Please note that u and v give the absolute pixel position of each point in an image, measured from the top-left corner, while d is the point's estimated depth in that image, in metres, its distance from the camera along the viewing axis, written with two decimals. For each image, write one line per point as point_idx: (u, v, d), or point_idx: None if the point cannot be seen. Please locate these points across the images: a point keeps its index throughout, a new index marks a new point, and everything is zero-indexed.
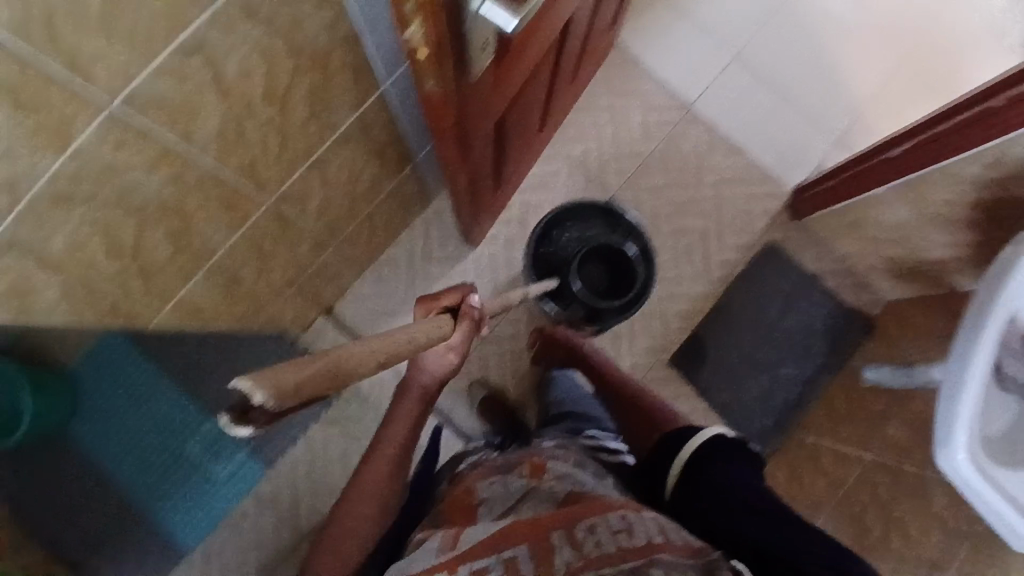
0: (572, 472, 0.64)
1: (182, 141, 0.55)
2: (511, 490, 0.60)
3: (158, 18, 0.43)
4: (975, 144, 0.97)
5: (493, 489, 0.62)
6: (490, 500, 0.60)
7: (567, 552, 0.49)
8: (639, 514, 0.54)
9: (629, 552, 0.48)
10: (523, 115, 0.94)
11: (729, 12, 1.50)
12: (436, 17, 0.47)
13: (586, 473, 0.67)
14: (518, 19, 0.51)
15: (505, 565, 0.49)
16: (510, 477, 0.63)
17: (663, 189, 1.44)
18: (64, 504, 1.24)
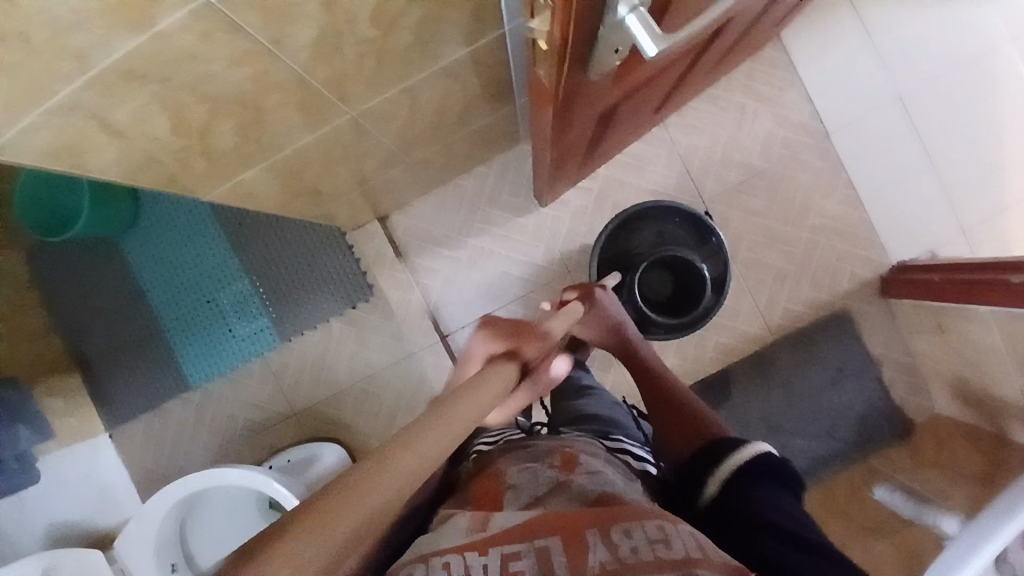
0: (603, 470, 0.63)
1: (274, 41, 0.51)
2: (541, 480, 0.58)
3: None
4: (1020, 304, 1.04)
5: (522, 474, 0.60)
6: (520, 487, 0.58)
7: (603, 553, 0.45)
8: (677, 526, 0.51)
9: (666, 562, 0.45)
10: (637, 103, 0.84)
11: (913, 45, 1.31)
12: (574, 21, 0.37)
13: (616, 475, 0.64)
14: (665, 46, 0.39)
15: (538, 556, 0.45)
16: (541, 467, 0.61)
17: (758, 215, 1.32)
18: (102, 307, 1.35)
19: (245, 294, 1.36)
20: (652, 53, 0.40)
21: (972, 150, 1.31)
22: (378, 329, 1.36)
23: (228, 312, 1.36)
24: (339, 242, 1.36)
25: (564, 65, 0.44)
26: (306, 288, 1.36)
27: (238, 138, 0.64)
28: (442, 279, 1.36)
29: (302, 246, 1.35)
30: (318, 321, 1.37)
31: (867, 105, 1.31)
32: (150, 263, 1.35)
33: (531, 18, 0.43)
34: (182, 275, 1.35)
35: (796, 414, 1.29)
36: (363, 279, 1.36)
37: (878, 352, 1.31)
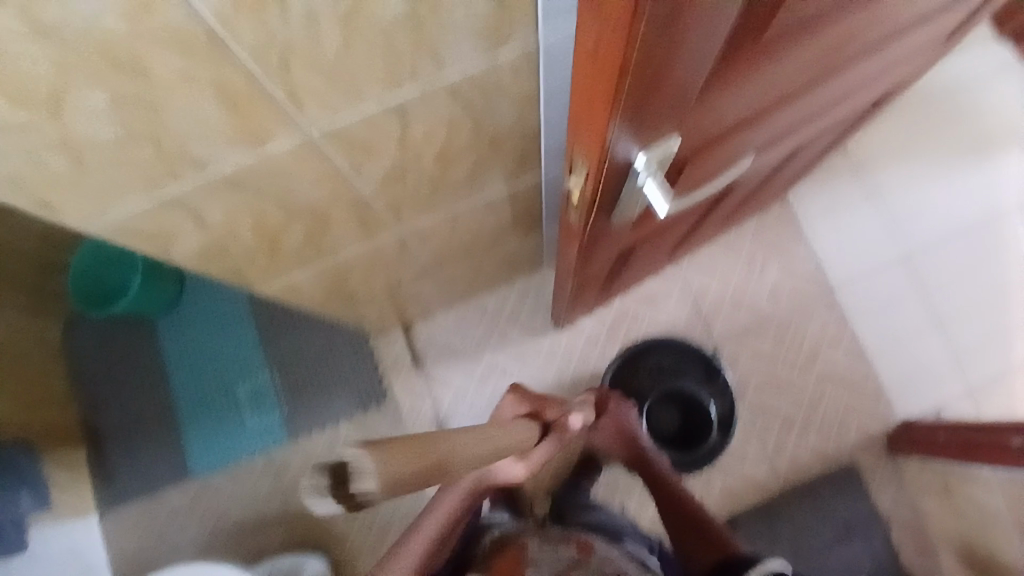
0: (615, 560, 0.63)
1: (353, 166, 0.60)
2: (559, 559, 0.59)
3: (379, 75, 0.48)
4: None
5: (542, 553, 0.60)
6: (539, 561, 0.59)
7: None
8: None
9: None
10: (654, 244, 0.93)
11: (913, 213, 1.42)
12: (604, 178, 0.45)
13: (630, 565, 0.64)
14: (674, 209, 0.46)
15: None
16: (560, 548, 0.62)
17: (765, 359, 1.37)
18: (124, 384, 1.40)
19: (263, 386, 1.40)
20: (664, 212, 0.47)
21: (972, 315, 1.37)
22: (386, 435, 1.38)
23: (243, 402, 1.39)
24: (361, 345, 1.41)
25: (593, 210, 0.52)
26: (322, 386, 1.39)
27: (302, 240, 0.73)
28: (455, 390, 1.39)
29: (325, 345, 1.41)
30: (329, 422, 1.38)
31: (871, 264, 1.40)
32: (179, 346, 1.41)
33: (568, 173, 0.51)
34: (206, 361, 1.40)
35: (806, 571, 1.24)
36: (379, 384, 1.40)
37: (889, 509, 1.28)
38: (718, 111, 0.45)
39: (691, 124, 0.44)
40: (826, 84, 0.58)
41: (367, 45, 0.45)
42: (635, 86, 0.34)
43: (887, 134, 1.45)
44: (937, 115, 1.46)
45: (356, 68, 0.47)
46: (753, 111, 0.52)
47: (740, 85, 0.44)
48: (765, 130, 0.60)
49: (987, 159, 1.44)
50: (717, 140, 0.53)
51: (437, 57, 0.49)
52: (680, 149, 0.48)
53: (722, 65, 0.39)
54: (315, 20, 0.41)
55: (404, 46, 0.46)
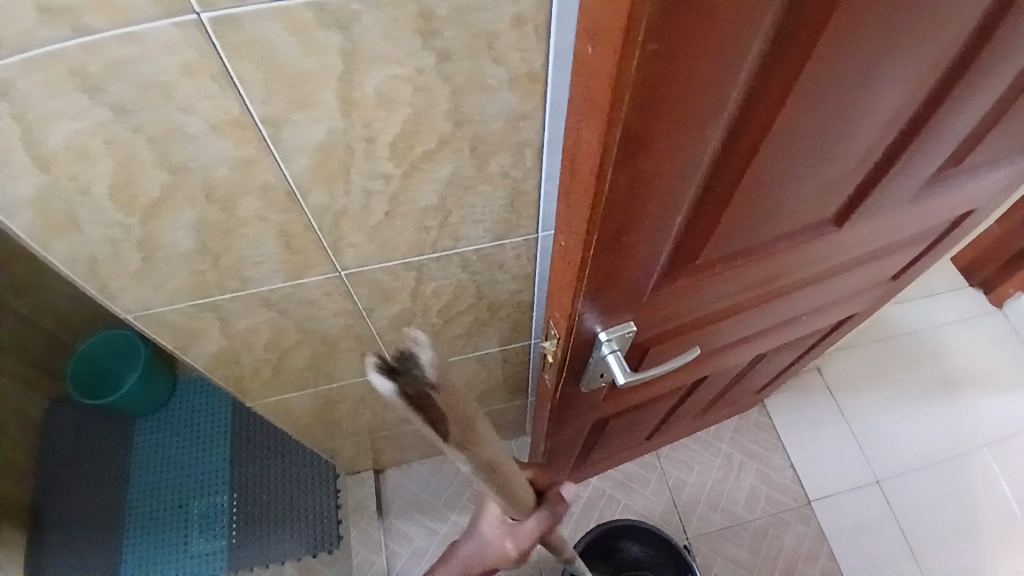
0: None
1: (369, 306, 0.70)
2: None
3: (408, 239, 0.60)
4: None
5: None
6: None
7: None
8: None
9: None
10: (628, 422, 0.99)
11: (887, 437, 1.47)
12: (571, 346, 0.54)
13: None
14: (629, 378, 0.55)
15: None
16: None
17: (739, 565, 1.32)
18: (81, 479, 1.36)
19: (219, 508, 1.36)
20: (621, 380, 0.56)
21: (950, 554, 1.34)
22: None
23: (194, 522, 1.34)
24: (330, 482, 1.39)
25: (562, 374, 0.59)
26: (280, 520, 1.35)
27: (307, 363, 0.80)
28: (415, 546, 1.34)
29: (294, 477, 1.39)
30: (274, 560, 1.32)
31: (847, 483, 1.41)
32: (150, 450, 1.40)
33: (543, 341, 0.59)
34: (171, 469, 1.38)
35: None
36: (337, 527, 1.35)
37: None
38: (670, 309, 0.56)
39: (647, 314, 0.54)
40: (772, 307, 0.69)
41: (404, 217, 0.57)
42: (592, 277, 0.43)
43: (858, 359, 1.57)
44: (905, 349, 1.58)
45: (393, 232, 0.58)
46: (706, 315, 0.62)
47: (688, 292, 0.55)
48: (721, 334, 0.70)
49: (955, 396, 1.52)
50: (674, 333, 0.63)
51: (457, 233, 0.61)
52: (639, 333, 0.57)
53: (669, 273, 0.50)
54: (369, 194, 0.53)
55: (434, 222, 0.58)
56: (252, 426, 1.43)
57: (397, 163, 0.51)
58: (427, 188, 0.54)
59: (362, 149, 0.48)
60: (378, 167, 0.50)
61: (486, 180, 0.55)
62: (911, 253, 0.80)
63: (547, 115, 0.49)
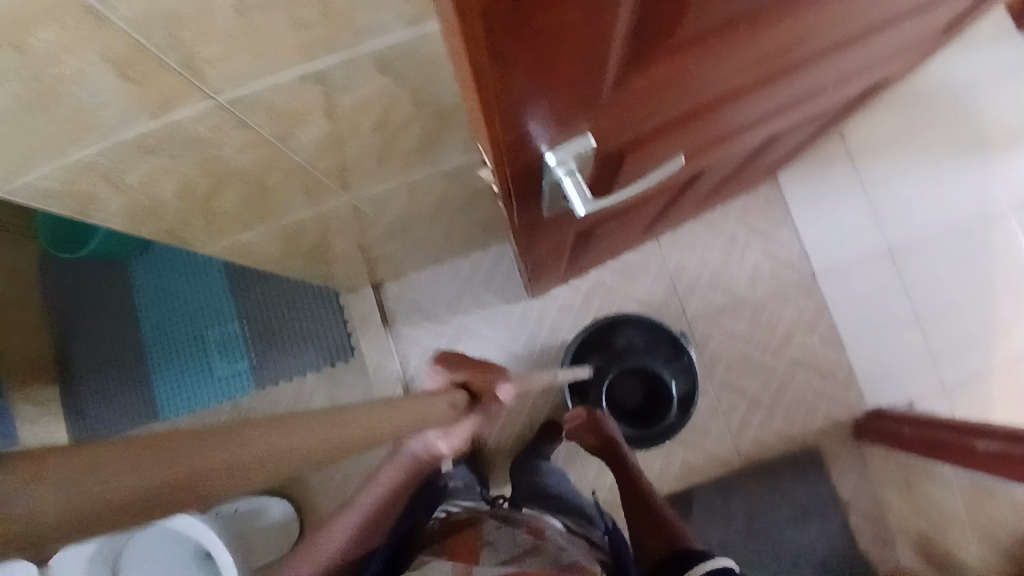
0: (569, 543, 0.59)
1: (280, 134, 0.56)
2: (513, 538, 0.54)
3: (288, 45, 0.44)
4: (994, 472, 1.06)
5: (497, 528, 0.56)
6: (497, 544, 0.48)
7: None
8: None
9: None
10: (619, 225, 0.91)
11: (906, 202, 1.37)
12: (514, 177, 0.43)
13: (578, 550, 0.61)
14: (592, 207, 0.45)
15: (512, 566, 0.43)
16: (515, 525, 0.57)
17: (739, 339, 1.35)
18: (94, 323, 1.40)
19: (233, 335, 1.40)
20: (581, 211, 0.46)
21: (952, 313, 1.34)
22: (353, 390, 1.39)
23: (213, 350, 1.39)
24: (333, 301, 1.40)
25: (514, 203, 0.49)
26: (292, 340, 1.39)
27: (240, 205, 0.70)
28: (423, 349, 1.39)
29: (296, 301, 1.40)
30: (296, 374, 1.40)
31: (855, 253, 1.36)
32: (150, 291, 1.40)
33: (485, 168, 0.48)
34: (176, 306, 1.40)
35: (756, 548, 1.27)
36: (347, 339, 1.40)
37: (847, 495, 1.29)
38: (640, 107, 0.43)
39: (607, 121, 0.43)
40: (779, 85, 0.55)
41: (267, 13, 0.41)
42: (502, 94, 0.31)
43: (888, 118, 1.39)
44: (944, 101, 1.38)
45: (264, 37, 0.43)
46: (689, 108, 0.50)
47: (664, 83, 0.42)
48: (710, 124, 0.58)
49: (990, 152, 1.38)
50: (653, 134, 0.51)
51: (354, 28, 0.44)
52: (603, 143, 0.46)
53: (631, 61, 0.37)
54: None
55: (315, 16, 0.42)
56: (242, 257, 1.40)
57: None
58: None
59: None
60: None
61: None
62: None
63: None
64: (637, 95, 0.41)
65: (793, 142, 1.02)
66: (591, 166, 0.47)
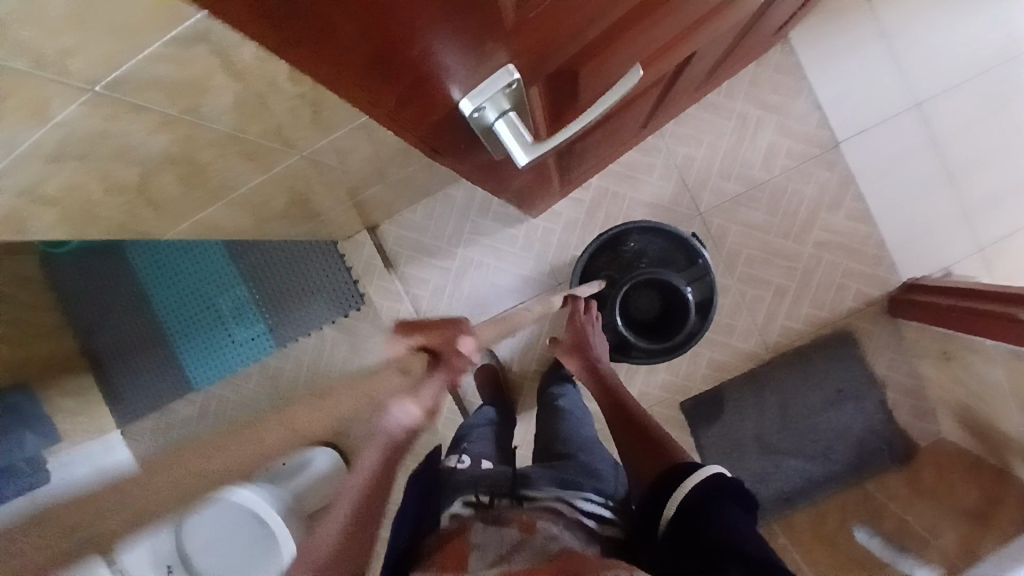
0: (560, 534, 0.60)
1: (186, 109, 0.50)
2: (504, 540, 0.57)
3: (143, 12, 0.37)
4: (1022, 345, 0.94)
5: (484, 537, 0.59)
6: (485, 546, 0.56)
7: None
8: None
9: None
10: (606, 135, 0.84)
11: (939, 44, 1.20)
12: (435, 115, 0.43)
13: (572, 536, 0.62)
14: (529, 152, 0.46)
15: None
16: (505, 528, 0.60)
17: (757, 228, 1.26)
18: (108, 309, 1.41)
19: (243, 299, 1.40)
20: (522, 154, 0.46)
21: (995, 164, 1.21)
22: (370, 337, 1.38)
23: (229, 318, 1.40)
24: (332, 251, 1.37)
25: (451, 140, 0.49)
26: (301, 296, 1.38)
27: (182, 187, 0.64)
28: (431, 286, 1.36)
29: (297, 258, 1.37)
30: (313, 328, 1.41)
31: (880, 114, 1.22)
32: (154, 270, 1.39)
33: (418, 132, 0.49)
34: (181, 280, 1.39)
35: (790, 434, 1.27)
36: (355, 288, 1.37)
37: (881, 372, 1.26)
38: (560, 26, 0.41)
39: (527, 39, 0.40)
40: None
41: None
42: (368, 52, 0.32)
43: None
44: None
45: (109, 15, 0.36)
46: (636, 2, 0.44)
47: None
48: (671, 11, 0.51)
49: None
50: (596, 45, 0.47)
51: None
52: (534, 74, 0.45)
53: None
54: None
55: None
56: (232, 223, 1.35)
57: None
58: None
59: None
60: None
61: None
62: None
63: None
64: (551, 10, 0.39)
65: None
66: (525, 100, 0.47)
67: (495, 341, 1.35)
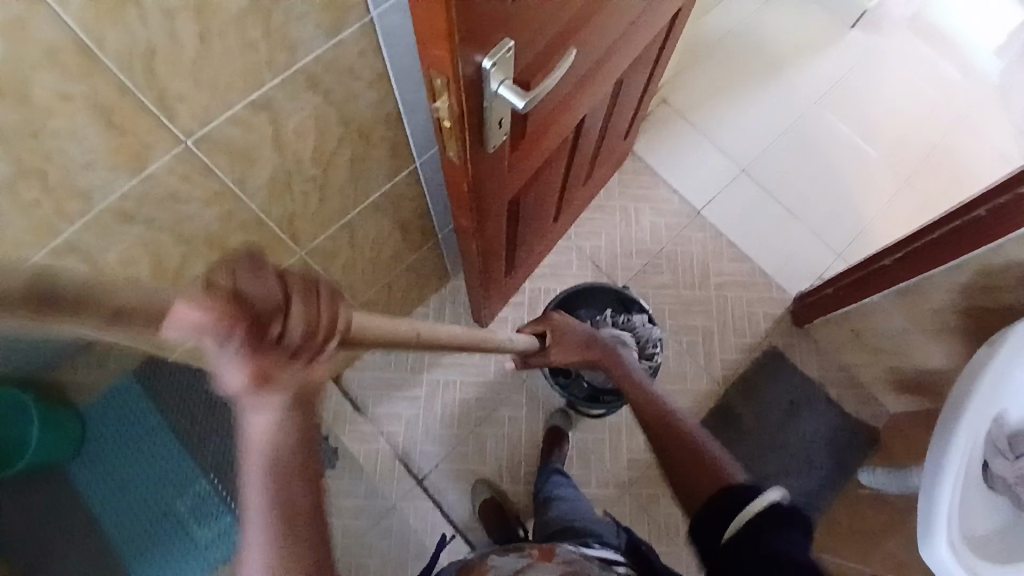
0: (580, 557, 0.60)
1: (236, 178, 0.62)
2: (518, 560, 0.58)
3: (242, 72, 0.52)
4: (932, 266, 1.12)
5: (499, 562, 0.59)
6: (500, 566, 0.57)
7: None
8: None
9: None
10: (538, 201, 1.01)
11: (736, 130, 1.63)
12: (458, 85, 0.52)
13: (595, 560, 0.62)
14: (529, 98, 0.54)
15: None
16: (517, 555, 0.60)
17: (669, 287, 1.50)
18: (48, 542, 1.30)
19: (206, 493, 1.33)
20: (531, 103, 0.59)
21: (816, 197, 1.58)
22: (350, 490, 1.33)
23: (188, 519, 1.31)
24: None
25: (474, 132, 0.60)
26: None
27: None
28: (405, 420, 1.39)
29: None
30: None
31: (720, 183, 1.58)
32: (96, 486, 1.32)
33: (442, 145, 0.62)
34: (134, 492, 1.32)
35: (772, 452, 1.37)
36: (327, 446, 1.35)
37: (815, 373, 1.44)
38: (540, 13, 0.53)
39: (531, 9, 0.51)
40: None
41: (223, 41, 0.49)
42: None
43: (693, 75, 1.66)
44: (725, 50, 1.67)
45: (222, 67, 0.50)
46: (572, 15, 0.59)
47: None
48: (589, 47, 0.69)
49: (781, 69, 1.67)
50: (547, 56, 0.59)
51: (291, 46, 0.54)
52: (519, 61, 0.55)
53: None
54: (168, 21, 0.44)
55: (259, 37, 0.51)
56: (172, 385, 1.37)
57: None
58: None
59: None
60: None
61: None
62: None
63: None
64: None
65: (656, 76, 1.18)
66: (519, 81, 0.56)
67: (454, 439, 1.39)
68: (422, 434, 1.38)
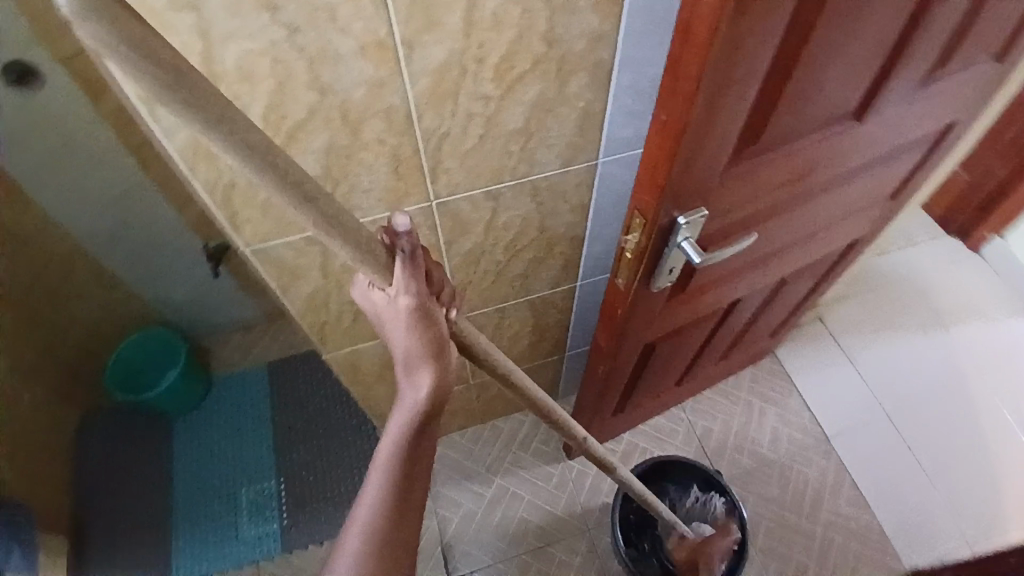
0: None
1: (447, 240, 0.77)
2: None
3: (493, 168, 0.68)
4: None
5: None
6: None
7: None
8: None
9: None
10: (670, 356, 1.06)
11: (890, 371, 1.55)
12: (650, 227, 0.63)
13: None
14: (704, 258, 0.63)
15: None
16: None
17: (770, 501, 1.40)
18: (128, 477, 1.42)
19: (268, 494, 1.39)
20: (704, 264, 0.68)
21: (964, 471, 1.43)
22: None
23: (244, 510, 1.38)
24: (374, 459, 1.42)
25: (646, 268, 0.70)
26: (324, 502, 1.38)
27: None
28: (463, 512, 1.40)
29: (339, 451, 1.43)
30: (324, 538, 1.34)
31: (858, 417, 1.49)
32: (190, 445, 1.45)
33: (614, 269, 0.72)
34: (215, 466, 1.43)
35: None
36: None
37: None
38: (738, 198, 0.63)
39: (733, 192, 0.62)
40: (802, 207, 0.76)
41: (492, 143, 0.65)
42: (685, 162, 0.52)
43: (856, 301, 1.64)
44: (896, 292, 1.66)
45: (483, 160, 0.67)
46: (762, 209, 0.69)
47: (752, 179, 0.62)
48: (765, 238, 0.78)
49: (955, 327, 1.60)
50: (728, 232, 0.69)
51: (533, 162, 0.70)
52: (706, 228, 0.65)
53: (742, 153, 0.58)
54: (467, 122, 0.62)
55: (516, 149, 0.67)
56: (293, 387, 1.52)
57: (491, 91, 0.59)
58: (513, 114, 0.63)
59: (455, 79, 0.57)
60: (467, 102, 0.60)
61: (552, 114, 0.65)
62: (910, 164, 0.88)
63: (618, 37, 0.58)
64: (749, 172, 0.60)
65: (819, 290, 1.22)
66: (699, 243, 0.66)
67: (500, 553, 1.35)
68: (473, 533, 1.37)
